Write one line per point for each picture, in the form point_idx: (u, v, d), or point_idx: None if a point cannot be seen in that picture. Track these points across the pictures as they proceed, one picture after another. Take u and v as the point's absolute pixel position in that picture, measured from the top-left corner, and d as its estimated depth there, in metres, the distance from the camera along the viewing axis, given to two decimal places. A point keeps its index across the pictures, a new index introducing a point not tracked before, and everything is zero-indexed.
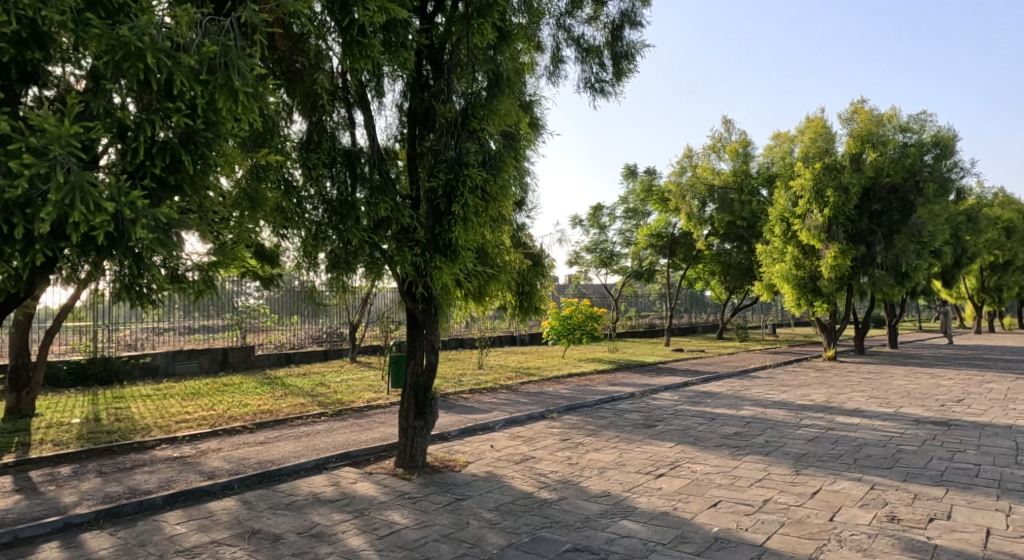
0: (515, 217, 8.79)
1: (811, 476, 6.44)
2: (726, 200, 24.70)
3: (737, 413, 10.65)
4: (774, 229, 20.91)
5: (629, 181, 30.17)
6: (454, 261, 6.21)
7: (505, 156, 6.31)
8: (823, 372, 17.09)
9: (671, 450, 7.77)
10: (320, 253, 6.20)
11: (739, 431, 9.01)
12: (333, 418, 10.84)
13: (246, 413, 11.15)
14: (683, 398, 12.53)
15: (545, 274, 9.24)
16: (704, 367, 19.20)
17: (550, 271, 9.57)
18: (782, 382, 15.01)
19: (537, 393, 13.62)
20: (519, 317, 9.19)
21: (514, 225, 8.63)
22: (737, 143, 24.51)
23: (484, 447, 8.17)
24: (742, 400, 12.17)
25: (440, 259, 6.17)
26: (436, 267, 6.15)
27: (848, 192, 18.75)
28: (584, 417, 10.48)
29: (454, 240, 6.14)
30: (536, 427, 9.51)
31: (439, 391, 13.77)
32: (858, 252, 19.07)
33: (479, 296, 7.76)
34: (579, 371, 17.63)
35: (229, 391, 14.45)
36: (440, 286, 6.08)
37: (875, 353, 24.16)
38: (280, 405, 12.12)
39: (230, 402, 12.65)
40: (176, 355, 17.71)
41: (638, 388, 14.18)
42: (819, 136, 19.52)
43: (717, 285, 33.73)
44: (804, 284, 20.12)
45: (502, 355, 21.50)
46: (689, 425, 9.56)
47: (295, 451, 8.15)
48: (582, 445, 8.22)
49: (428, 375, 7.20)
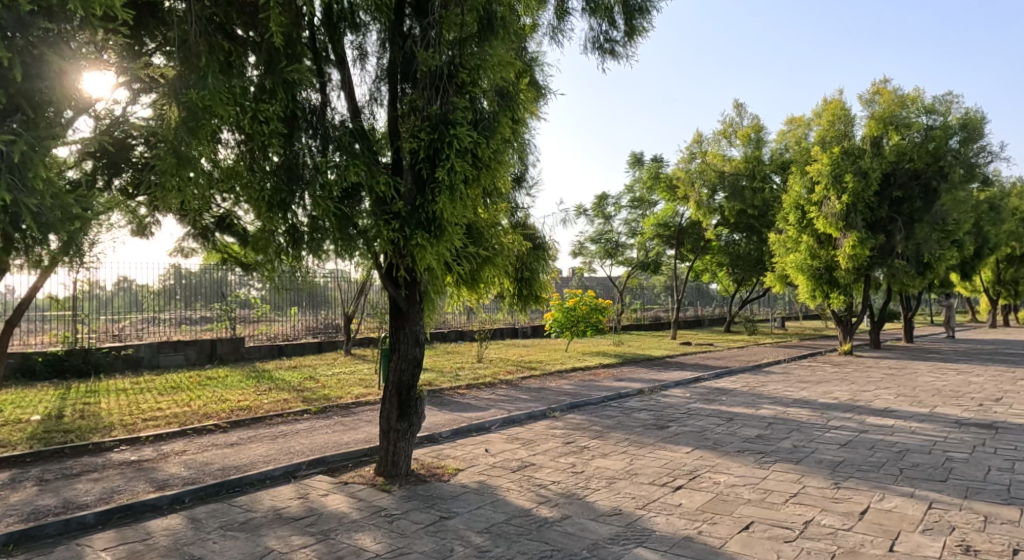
0: (513, 196, 7.91)
1: (855, 490, 5.55)
2: (736, 187, 23.68)
3: (756, 413, 9.77)
4: (789, 218, 19.97)
5: (635, 169, 29.25)
6: (439, 238, 5.31)
7: (500, 116, 5.39)
8: (841, 367, 16.18)
9: (689, 456, 6.90)
10: (278, 229, 5.23)
11: (761, 434, 8.12)
12: (316, 416, 10.01)
13: (222, 409, 10.30)
14: (696, 396, 11.63)
15: (547, 259, 8.35)
16: (714, 362, 18.31)
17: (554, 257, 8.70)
18: (800, 378, 14.09)
19: (539, 389, 12.76)
20: (518, 307, 8.34)
21: (511, 205, 7.75)
22: (749, 127, 23.49)
23: (478, 452, 7.30)
24: (760, 398, 11.27)
25: (423, 237, 5.27)
26: (419, 246, 5.26)
27: (868, 177, 17.81)
28: (589, 416, 9.62)
29: (438, 214, 5.26)
30: (536, 428, 8.64)
31: (434, 386, 12.92)
32: (878, 241, 18.14)
33: (473, 283, 6.91)
34: (584, 365, 16.76)
35: (212, 385, 13.64)
36: (423, 266, 5.22)
37: (891, 347, 23.21)
38: (261, 401, 11.27)
39: (209, 397, 11.83)
40: (161, 346, 16.81)
41: (646, 384, 13.30)
42: (838, 119, 18.50)
43: (725, 277, 32.75)
44: (819, 275, 19.26)
45: (502, 348, 20.62)
46: (705, 426, 8.68)
47: (267, 455, 7.29)
48: (588, 449, 7.35)
49: (414, 370, 6.33)
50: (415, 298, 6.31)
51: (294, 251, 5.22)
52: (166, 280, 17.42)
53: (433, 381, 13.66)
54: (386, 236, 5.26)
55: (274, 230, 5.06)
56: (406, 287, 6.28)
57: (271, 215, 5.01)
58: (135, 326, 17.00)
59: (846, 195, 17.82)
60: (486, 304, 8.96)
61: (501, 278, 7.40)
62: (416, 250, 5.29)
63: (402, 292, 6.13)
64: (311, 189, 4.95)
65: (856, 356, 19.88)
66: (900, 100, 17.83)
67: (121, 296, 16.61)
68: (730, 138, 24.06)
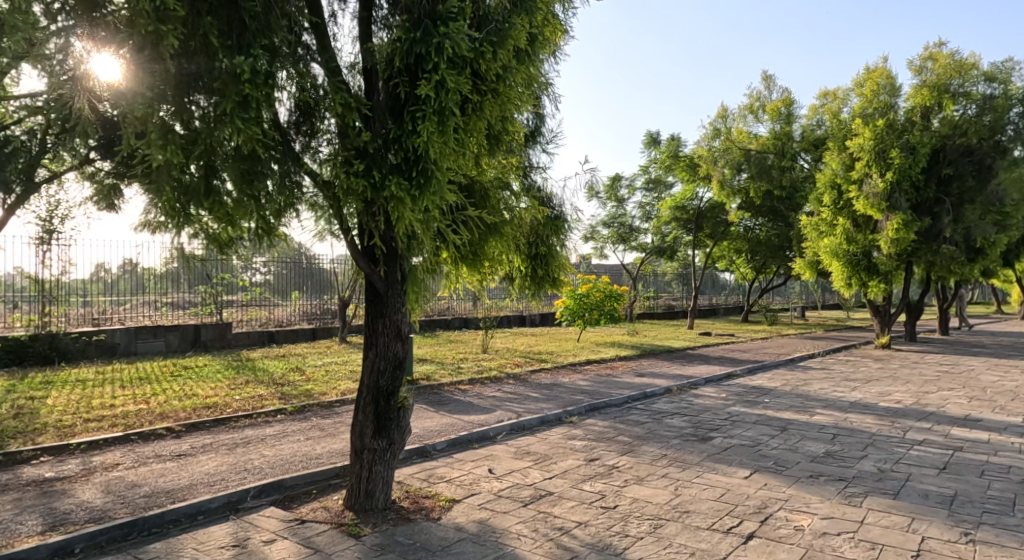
0: (527, 159, 6.44)
1: (999, 546, 4.03)
2: (762, 166, 21.85)
3: (812, 420, 8.21)
4: (823, 198, 18.37)
5: (651, 150, 27.69)
6: (426, 189, 3.77)
7: (514, 18, 3.91)
8: (886, 363, 14.59)
9: (752, 486, 5.35)
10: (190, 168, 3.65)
11: (830, 450, 6.57)
12: (293, 417, 8.53)
13: (183, 408, 8.81)
14: (734, 397, 10.09)
15: (568, 233, 6.80)
16: (741, 355, 16.78)
17: (576, 231, 7.14)
18: (845, 376, 12.52)
19: (551, 386, 11.24)
20: (528, 290, 6.83)
21: (524, 169, 6.31)
22: (778, 101, 21.67)
23: (480, 473, 5.78)
24: (808, 400, 9.71)
25: (402, 185, 3.72)
26: (395, 200, 3.70)
27: (916, 152, 16.17)
28: (613, 422, 8.09)
29: (422, 150, 3.72)
30: (551, 439, 7.12)
31: (431, 381, 11.42)
32: (924, 224, 16.56)
33: (475, 261, 5.46)
34: (599, 357, 15.24)
35: (184, 376, 12.17)
36: (400, 225, 3.67)
37: (928, 340, 21.60)
38: (232, 396, 9.79)
39: (175, 391, 10.36)
40: (140, 331, 15.41)
41: (672, 380, 11.78)
42: (881, 88, 16.80)
43: (744, 264, 31.17)
44: (857, 261, 17.69)
45: (509, 337, 19.15)
46: (757, 439, 7.13)
47: (212, 474, 5.78)
48: (619, 471, 5.81)
49: (390, 378, 4.80)
50: (394, 276, 4.76)
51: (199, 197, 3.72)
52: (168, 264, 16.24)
53: (431, 374, 12.19)
54: (348, 185, 3.74)
55: (175, 173, 3.53)
56: (388, 265, 4.68)
57: (155, 140, 3.38)
58: (112, 309, 15.59)
59: (890, 172, 16.20)
60: (491, 286, 7.44)
61: (507, 252, 5.87)
62: (392, 206, 3.74)
63: (387, 274, 4.59)
64: (225, 105, 3.43)
65: (895, 350, 18.29)
66: (952, 67, 16.18)
67: (125, 280, 15.71)
68: (758, 112, 22.32)
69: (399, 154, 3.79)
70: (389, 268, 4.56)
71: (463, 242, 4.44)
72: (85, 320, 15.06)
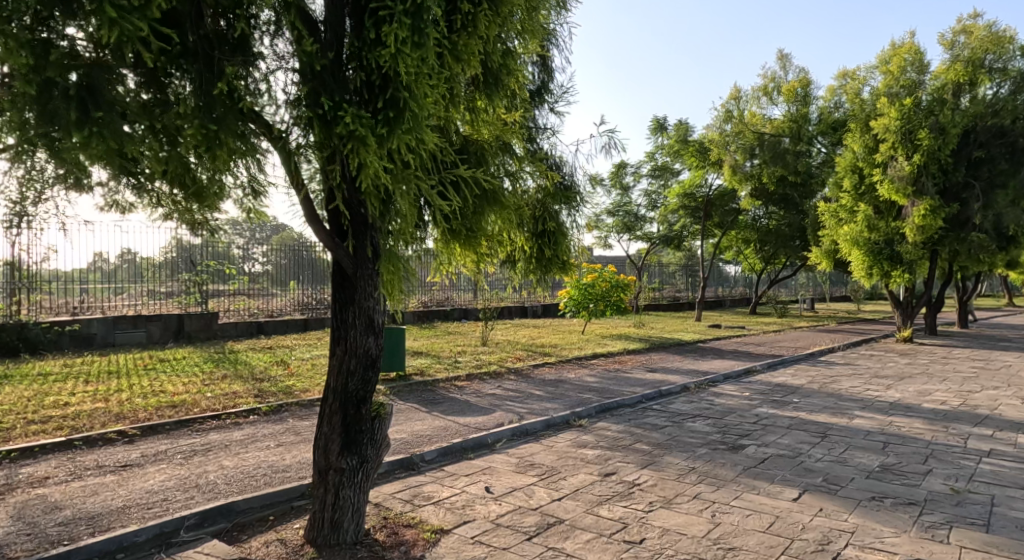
0: (536, 125, 5.50)
1: None
2: (776, 151, 20.69)
3: (854, 424, 7.27)
4: (843, 183, 17.44)
5: (658, 136, 26.63)
6: (396, 124, 2.98)
7: None
8: (914, 358, 13.64)
9: (806, 512, 4.39)
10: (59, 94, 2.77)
11: (885, 462, 5.61)
12: (267, 418, 7.58)
13: (145, 407, 7.84)
14: (759, 396, 9.14)
15: (580, 208, 5.85)
16: (756, 349, 15.83)
17: (587, 206, 6.20)
18: (874, 372, 11.58)
19: (556, 382, 10.30)
20: (533, 276, 5.91)
21: (532, 137, 5.40)
22: (795, 82, 20.62)
23: (474, 492, 4.82)
24: (842, 400, 8.75)
25: (362, 116, 2.91)
26: (355, 137, 2.87)
27: (946, 133, 15.20)
28: (628, 426, 7.14)
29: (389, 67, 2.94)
30: (558, 448, 6.17)
31: (425, 377, 10.46)
32: (952, 210, 15.62)
33: (470, 241, 4.55)
34: (606, 350, 14.30)
35: (158, 370, 11.22)
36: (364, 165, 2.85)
37: (949, 333, 20.65)
38: (202, 393, 8.81)
39: (143, 386, 9.40)
40: (118, 321, 14.48)
41: (687, 377, 10.83)
42: (908, 65, 15.89)
43: (753, 256, 30.22)
44: (879, 249, 16.76)
45: (511, 329, 18.22)
46: (796, 448, 6.17)
47: (154, 491, 4.81)
48: (641, 491, 4.86)
49: (360, 377, 3.84)
50: (363, 254, 3.75)
51: (69, 126, 2.73)
52: (169, 252, 15.46)
53: (426, 369, 11.24)
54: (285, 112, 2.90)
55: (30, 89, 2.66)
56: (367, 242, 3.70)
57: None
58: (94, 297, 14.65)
59: (917, 154, 15.28)
60: (490, 272, 6.52)
61: (507, 230, 4.96)
62: (351, 147, 2.94)
63: (364, 253, 3.62)
64: None
65: (917, 344, 17.38)
66: (986, 42, 15.28)
67: (124, 270, 14.84)
68: (772, 94, 21.27)
69: (359, 74, 3.03)
70: (363, 250, 3.58)
71: (455, 206, 3.59)
72: (64, 309, 14.03)
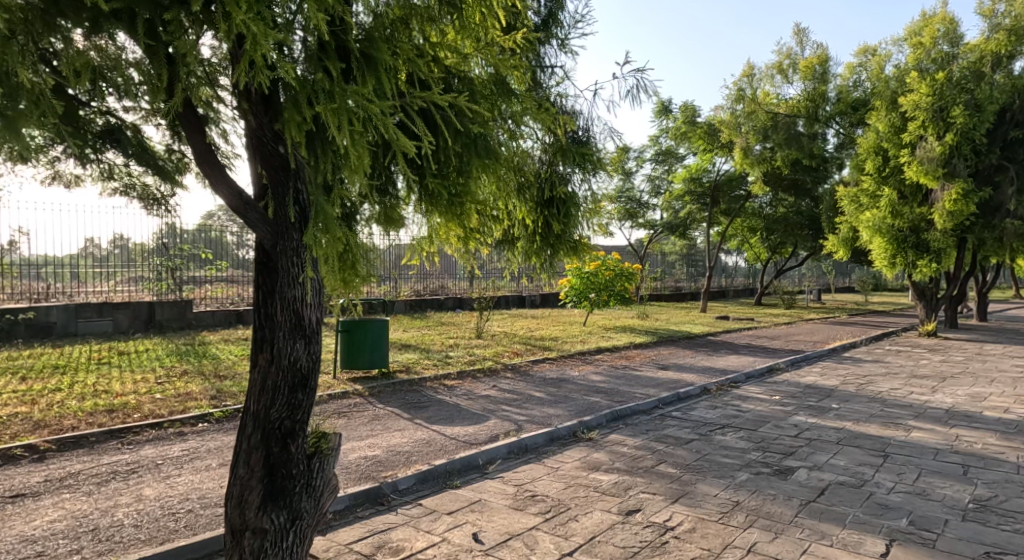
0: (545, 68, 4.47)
1: None
2: (791, 133, 19.40)
3: (915, 439, 6.11)
4: (866, 165, 16.27)
5: (664, 118, 25.35)
6: None
7: None
8: (948, 355, 12.53)
9: None
10: None
11: (979, 496, 4.47)
12: (219, 428, 6.36)
13: (77, 411, 6.60)
14: (791, 400, 8.00)
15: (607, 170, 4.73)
16: (771, 343, 14.67)
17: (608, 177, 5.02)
18: (909, 372, 10.45)
19: (558, 381, 9.13)
20: (535, 259, 4.81)
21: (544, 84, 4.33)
22: (811, 58, 19.35)
23: (457, 543, 3.66)
24: (888, 407, 7.61)
25: None
26: None
27: (982, 110, 14.11)
28: (647, 440, 5.99)
29: None
30: (566, 471, 4.99)
31: (411, 375, 9.27)
32: (985, 194, 14.51)
33: (453, 205, 3.44)
34: (611, 344, 13.14)
35: (113, 364, 9.96)
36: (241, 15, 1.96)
37: (970, 328, 19.57)
38: (151, 395, 7.57)
39: (87, 384, 8.15)
40: (80, 309, 13.09)
41: (704, 377, 9.66)
42: (939, 38, 14.85)
43: (758, 245, 29.09)
44: (903, 238, 15.57)
45: (507, 320, 17.03)
46: (858, 473, 5.02)
47: (32, 540, 3.61)
48: (679, 542, 3.70)
49: (284, 397, 2.67)
50: (284, 218, 2.58)
51: None
52: (159, 237, 14.21)
53: (412, 365, 10.03)
54: None
55: None
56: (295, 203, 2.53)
57: None
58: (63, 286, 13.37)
59: (950, 133, 14.14)
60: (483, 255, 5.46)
61: (495, 196, 3.90)
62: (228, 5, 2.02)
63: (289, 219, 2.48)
64: None
65: (942, 338, 16.27)
66: None
67: (116, 255, 13.73)
68: (788, 72, 19.97)
69: None
70: (289, 214, 2.43)
71: (427, 141, 2.55)
72: (25, 295, 12.69)
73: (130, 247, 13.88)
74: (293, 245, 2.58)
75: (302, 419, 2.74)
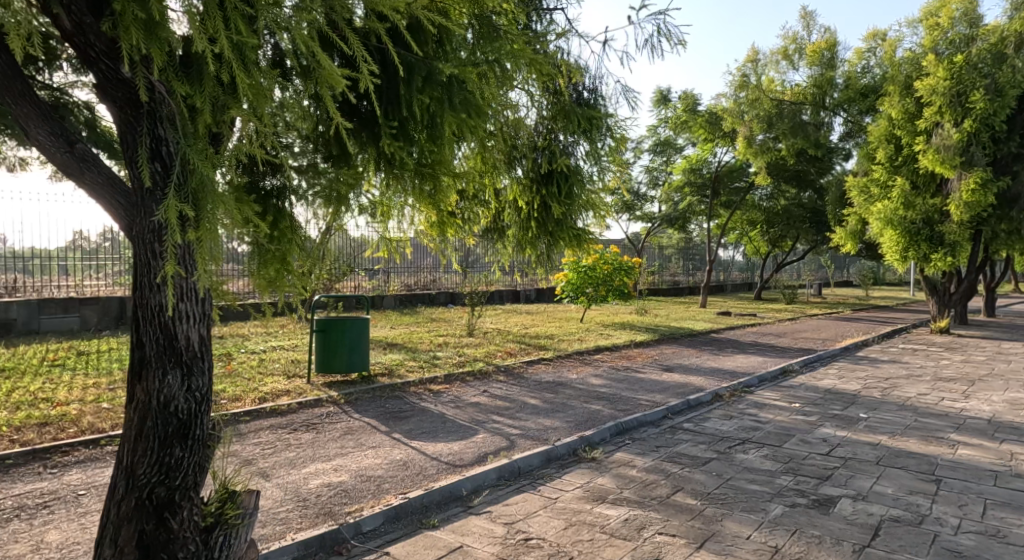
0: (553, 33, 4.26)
1: None
2: (797, 121, 18.59)
3: (966, 458, 5.32)
4: (876, 154, 15.48)
5: (663, 108, 24.45)
6: None
7: None
8: (968, 355, 11.79)
9: None
10: None
11: None
12: None
13: (5, 425, 5.72)
14: (814, 409, 7.20)
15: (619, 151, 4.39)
16: (779, 341, 13.90)
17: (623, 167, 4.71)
18: (931, 374, 9.69)
19: (555, 386, 8.33)
20: (530, 250, 4.54)
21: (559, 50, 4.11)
22: (818, 43, 18.56)
23: None
24: (923, 416, 6.84)
25: None
26: None
27: (1004, 95, 13.35)
28: (658, 461, 5.18)
29: None
30: (566, 504, 4.18)
31: (393, 379, 8.42)
32: (1004, 184, 13.79)
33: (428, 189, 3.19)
34: (610, 342, 12.33)
35: (67, 366, 9.04)
36: None
37: (980, 324, 18.85)
38: (98, 403, 6.69)
39: (30, 390, 7.26)
40: (44, 304, 12.10)
41: (713, 379, 8.87)
42: (956, 19, 14.18)
43: (758, 239, 28.29)
44: (917, 230, 14.73)
45: (500, 316, 16.19)
46: (912, 504, 4.24)
47: None
48: None
49: (154, 452, 2.61)
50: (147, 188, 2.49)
51: None
52: None
53: (395, 368, 9.19)
54: None
55: None
56: (149, 140, 2.38)
57: None
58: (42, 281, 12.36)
59: (968, 120, 13.41)
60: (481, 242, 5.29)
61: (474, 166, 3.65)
62: None
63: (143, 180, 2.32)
64: None
65: (954, 335, 15.57)
66: None
67: (103, 248, 12.84)
68: (794, 57, 19.14)
69: None
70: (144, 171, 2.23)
71: (367, 73, 2.32)
72: None
73: (114, 240, 12.90)
74: (152, 224, 2.50)
75: (180, 482, 2.66)
